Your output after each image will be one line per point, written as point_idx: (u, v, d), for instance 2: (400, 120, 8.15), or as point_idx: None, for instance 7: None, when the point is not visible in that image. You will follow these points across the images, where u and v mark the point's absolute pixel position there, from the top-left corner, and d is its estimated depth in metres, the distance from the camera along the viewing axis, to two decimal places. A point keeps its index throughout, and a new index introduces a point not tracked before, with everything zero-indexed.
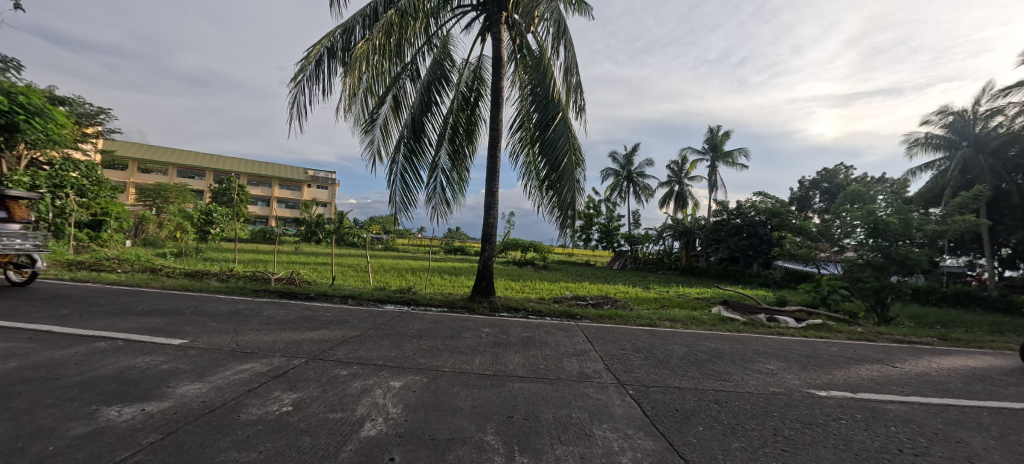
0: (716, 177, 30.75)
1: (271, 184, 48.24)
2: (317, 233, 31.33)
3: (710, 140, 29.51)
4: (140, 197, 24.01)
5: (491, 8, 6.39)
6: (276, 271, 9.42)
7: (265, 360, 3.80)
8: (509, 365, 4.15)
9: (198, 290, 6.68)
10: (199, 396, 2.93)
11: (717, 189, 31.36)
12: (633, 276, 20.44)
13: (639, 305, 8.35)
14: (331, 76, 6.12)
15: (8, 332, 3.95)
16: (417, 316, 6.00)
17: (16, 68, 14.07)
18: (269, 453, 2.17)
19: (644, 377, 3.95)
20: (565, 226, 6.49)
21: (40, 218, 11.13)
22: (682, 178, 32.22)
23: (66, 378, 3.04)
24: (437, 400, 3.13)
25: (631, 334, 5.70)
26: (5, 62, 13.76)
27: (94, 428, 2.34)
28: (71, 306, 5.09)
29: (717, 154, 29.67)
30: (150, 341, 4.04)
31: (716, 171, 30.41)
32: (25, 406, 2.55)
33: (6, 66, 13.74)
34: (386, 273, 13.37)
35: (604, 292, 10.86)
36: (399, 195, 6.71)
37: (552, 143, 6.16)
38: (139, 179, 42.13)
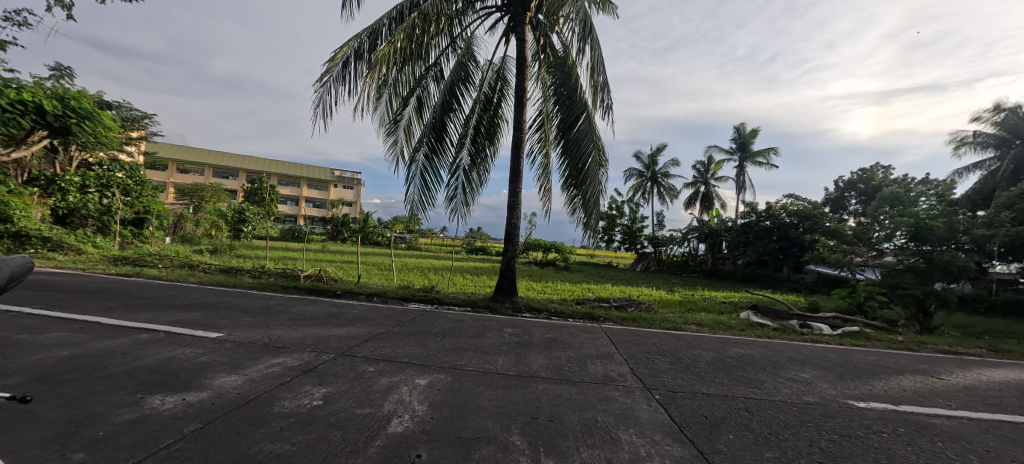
0: (744, 177, 29.80)
1: (299, 184, 49.78)
2: (343, 232, 32.12)
3: (738, 138, 28.71)
4: (180, 197, 25.14)
5: (515, 9, 6.27)
6: (304, 268, 9.67)
7: (295, 354, 3.90)
8: (533, 366, 4.13)
9: (232, 285, 6.94)
10: (235, 387, 3.04)
11: (745, 189, 30.38)
12: (656, 278, 20.02)
13: (663, 308, 8.18)
14: (356, 77, 6.17)
15: (62, 322, 4.21)
16: (440, 315, 6.04)
17: (69, 76, 15.00)
18: (300, 446, 2.23)
19: (670, 382, 3.85)
20: (587, 227, 6.38)
21: (89, 216, 11.87)
22: (707, 179, 31.46)
23: (111, 368, 3.20)
24: (461, 399, 3.15)
25: (655, 338, 5.57)
26: (58, 70, 14.68)
27: (138, 415, 2.45)
28: (116, 299, 5.36)
29: (745, 154, 28.73)
30: (189, 334, 4.23)
31: (744, 171, 29.45)
32: (76, 392, 2.71)
33: (59, 73, 14.66)
34: (409, 272, 13.51)
35: (626, 294, 10.72)
36: (419, 196, 6.76)
37: (575, 143, 6.03)
38: (178, 179, 44.07)
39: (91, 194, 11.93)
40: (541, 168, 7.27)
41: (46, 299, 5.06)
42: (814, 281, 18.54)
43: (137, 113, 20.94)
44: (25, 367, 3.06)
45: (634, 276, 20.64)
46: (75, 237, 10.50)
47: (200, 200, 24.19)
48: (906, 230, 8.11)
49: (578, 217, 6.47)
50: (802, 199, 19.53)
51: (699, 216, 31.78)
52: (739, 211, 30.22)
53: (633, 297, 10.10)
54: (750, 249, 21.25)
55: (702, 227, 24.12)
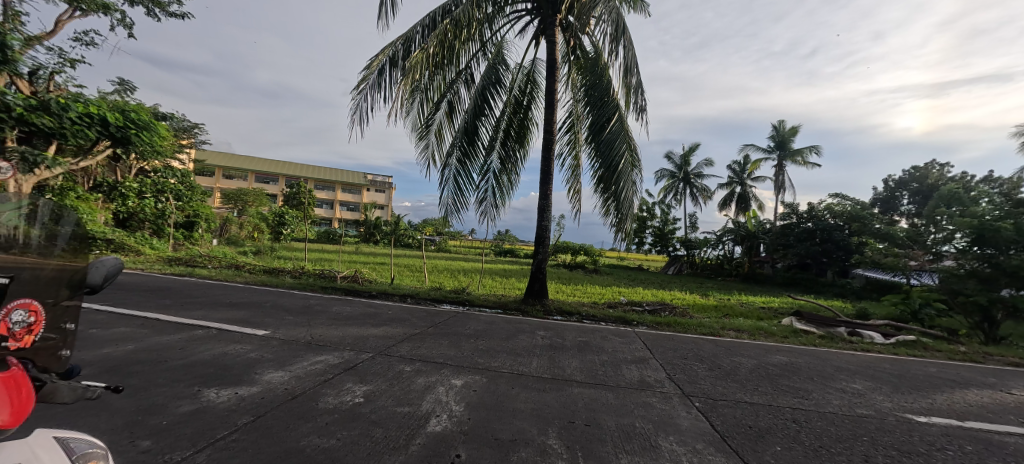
0: (784, 177, 28.55)
1: (334, 188, 51.68)
2: (375, 234, 33.00)
3: (776, 136, 27.61)
4: (227, 201, 26.64)
5: (545, 12, 6.29)
6: (340, 270, 10.01)
7: (336, 353, 4.03)
8: (567, 369, 4.09)
9: (275, 285, 7.28)
10: (282, 383, 3.17)
11: (785, 190, 29.16)
12: (689, 282, 19.44)
13: (698, 313, 7.91)
14: (390, 84, 6.34)
15: (127, 318, 4.54)
16: (472, 316, 6.09)
17: (130, 90, 16.17)
18: (344, 441, 2.31)
19: (710, 389, 3.72)
20: (619, 229, 6.27)
21: (145, 220, 12.81)
22: (744, 179, 30.40)
23: (171, 362, 3.41)
24: (497, 400, 3.15)
25: (692, 343, 5.40)
26: (122, 84, 15.88)
27: (196, 407, 2.60)
28: (172, 297, 5.73)
29: (784, 152, 27.51)
30: (238, 331, 4.46)
31: (783, 171, 28.21)
32: (141, 383, 2.90)
33: (123, 87, 15.86)
34: (440, 273, 13.72)
35: (658, 299, 10.44)
36: (451, 198, 6.86)
37: (607, 144, 5.95)
38: (224, 185, 46.73)
39: (147, 199, 12.81)
40: (571, 170, 7.21)
41: (113, 296, 5.48)
42: (862, 286, 17.46)
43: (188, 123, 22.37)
44: (96, 359, 3.31)
45: (666, 279, 20.11)
46: (134, 240, 11.28)
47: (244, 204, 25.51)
48: (966, 233, 7.60)
49: (611, 218, 6.36)
50: (849, 200, 18.61)
51: (734, 218, 30.63)
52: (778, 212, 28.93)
53: (667, 301, 9.82)
54: (790, 253, 20.25)
55: (737, 229, 23.02)
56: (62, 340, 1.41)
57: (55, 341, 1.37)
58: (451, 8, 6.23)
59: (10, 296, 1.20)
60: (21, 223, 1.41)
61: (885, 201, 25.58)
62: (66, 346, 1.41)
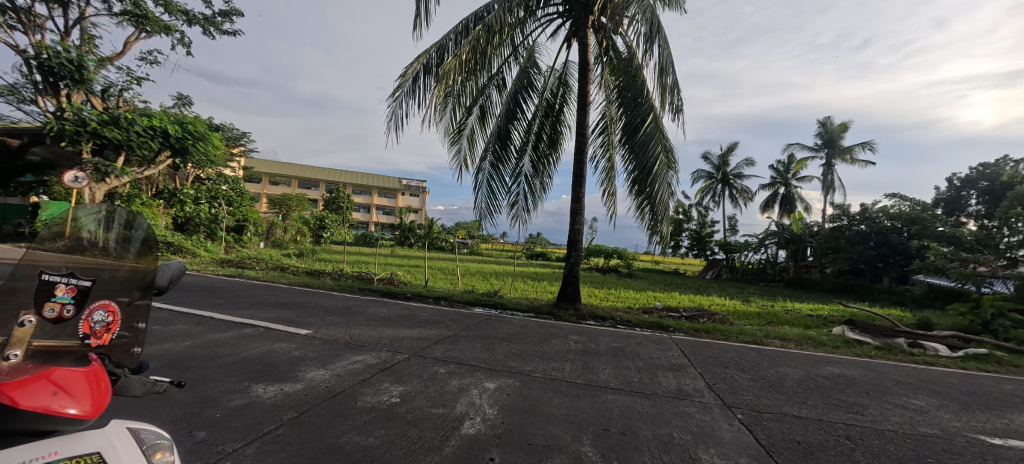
0: (832, 177, 26.94)
1: (371, 193, 53.61)
2: (409, 238, 33.79)
3: (823, 133, 26.14)
4: (274, 206, 28.20)
5: (577, 14, 6.25)
6: (377, 272, 10.34)
7: (373, 353, 4.16)
8: (601, 375, 4.02)
9: (317, 286, 7.62)
10: (323, 381, 3.30)
11: (834, 190, 27.50)
12: (729, 287, 18.65)
13: (739, 320, 7.56)
14: (425, 91, 6.49)
15: (185, 316, 4.90)
16: (505, 319, 6.11)
17: (188, 104, 17.56)
18: (382, 439, 2.39)
19: (753, 401, 3.55)
20: (655, 232, 6.10)
21: (201, 224, 13.70)
22: (788, 179, 28.95)
23: (223, 358, 3.64)
24: (530, 405, 3.14)
25: (733, 352, 5.18)
26: (181, 99, 17.28)
27: (246, 402, 2.77)
28: (224, 297, 6.12)
29: (833, 150, 25.95)
30: (283, 330, 4.70)
31: (832, 170, 26.60)
32: (197, 378, 3.12)
33: (182, 102, 17.22)
34: (472, 276, 13.89)
35: (696, 304, 10.06)
36: (484, 202, 6.93)
37: (642, 145, 5.82)
38: (270, 191, 49.53)
39: (202, 205, 13.75)
40: (604, 172, 7.11)
41: (174, 296, 5.92)
42: (924, 294, 16.07)
43: (238, 133, 23.91)
44: (160, 354, 3.60)
45: (703, 284, 19.36)
46: (192, 243, 12.12)
47: (288, 209, 26.92)
48: None
49: (646, 222, 6.21)
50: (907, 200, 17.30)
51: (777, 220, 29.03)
52: (826, 214, 27.34)
53: (705, 307, 9.44)
54: (842, 257, 19.13)
55: (781, 232, 22.21)
56: (136, 337, 1.51)
57: (129, 339, 1.47)
58: (483, 15, 6.31)
59: (92, 297, 1.30)
60: (98, 228, 1.52)
61: (949, 201, 23.46)
62: (138, 343, 1.51)
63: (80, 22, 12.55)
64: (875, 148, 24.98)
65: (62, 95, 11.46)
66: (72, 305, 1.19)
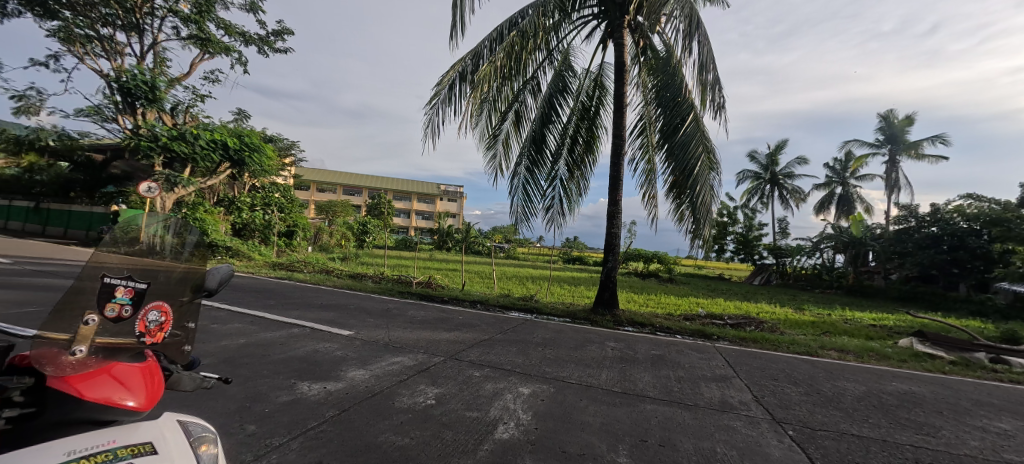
0: (897, 175, 24.87)
1: (410, 199, 55.35)
2: (447, 242, 34.39)
3: (885, 129, 24.24)
4: (321, 212, 29.72)
5: (613, 14, 6.16)
6: (416, 276, 10.61)
7: (411, 355, 4.27)
8: (639, 383, 3.90)
9: (360, 289, 7.94)
10: (363, 381, 3.43)
11: (899, 189, 25.38)
12: (779, 293, 17.62)
13: (790, 329, 7.09)
14: (461, 98, 6.61)
15: (241, 315, 5.26)
16: (540, 324, 6.08)
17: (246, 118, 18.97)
18: (418, 440, 2.47)
19: (806, 417, 3.31)
20: (698, 236, 5.87)
21: (256, 230, 14.65)
22: (845, 178, 27.08)
23: (273, 355, 3.87)
24: (564, 412, 3.09)
25: (784, 363, 4.87)
26: (240, 114, 18.69)
27: (292, 399, 2.95)
28: (275, 298, 6.50)
29: (897, 146, 23.98)
30: (326, 330, 4.91)
31: (896, 167, 24.57)
32: (249, 374, 3.35)
33: (240, 116, 18.62)
34: (508, 280, 13.97)
35: (743, 312, 9.54)
36: (520, 206, 6.96)
37: (681, 146, 5.63)
38: (318, 198, 52.34)
39: (257, 212, 14.71)
40: (643, 175, 6.96)
41: (232, 296, 6.37)
42: (1010, 303, 14.31)
43: (289, 144, 25.45)
44: (217, 350, 3.88)
45: (752, 290, 18.29)
46: (248, 247, 12.97)
47: (333, 215, 28.25)
48: None
49: (687, 225, 6.01)
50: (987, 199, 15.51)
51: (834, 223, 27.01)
52: (891, 215, 25.28)
53: (752, 315, 8.92)
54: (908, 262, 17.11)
55: (839, 236, 20.79)
56: (187, 336, 1.58)
57: (181, 337, 1.54)
58: (517, 20, 6.35)
59: (148, 297, 1.40)
60: (158, 234, 1.62)
61: None
62: (190, 341, 1.58)
63: (154, 46, 13.84)
64: (947, 142, 22.79)
65: (138, 113, 12.78)
66: (129, 306, 1.32)
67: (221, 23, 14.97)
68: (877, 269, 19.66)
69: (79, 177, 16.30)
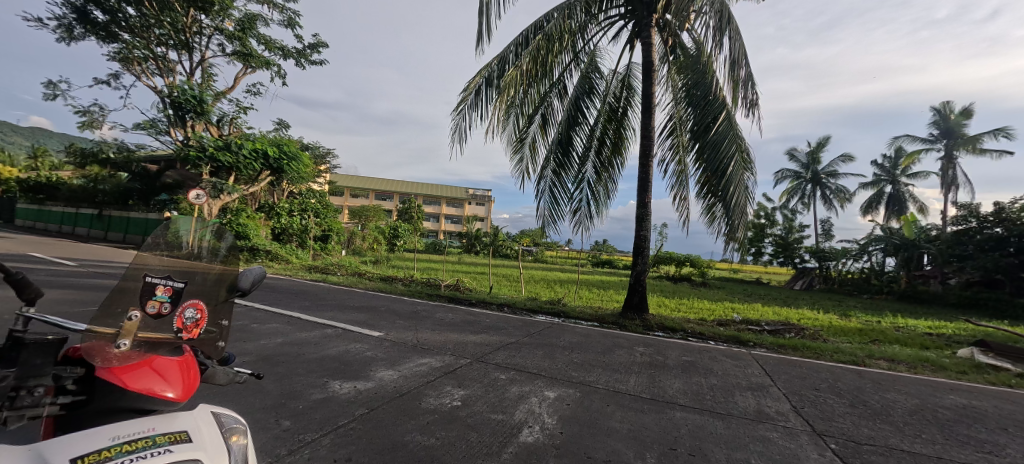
0: (954, 172, 23.12)
1: (439, 203, 56.40)
2: (476, 245, 34.71)
3: (939, 123, 22.64)
4: (355, 217, 30.73)
5: (640, 14, 6.07)
6: (446, 279, 10.77)
7: (438, 356, 4.33)
8: (669, 390, 3.80)
9: (391, 292, 8.15)
10: (391, 380, 3.51)
11: (957, 187, 23.58)
12: (823, 299, 16.71)
13: (835, 337, 6.70)
14: (487, 103, 6.67)
15: (280, 316, 5.52)
16: (568, 328, 6.04)
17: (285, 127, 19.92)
18: (443, 441, 2.54)
19: (851, 430, 3.12)
20: (732, 239, 5.67)
21: (294, 235, 15.32)
22: (896, 176, 25.44)
23: (308, 354, 4.03)
24: (590, 417, 3.06)
25: (827, 372, 4.61)
26: (280, 124, 19.65)
27: (324, 397, 3.08)
28: (311, 300, 6.77)
29: (954, 141, 22.30)
30: (358, 331, 5.07)
31: (954, 164, 22.83)
32: (285, 372, 3.52)
33: (280, 126, 19.55)
34: (537, 284, 13.94)
35: (783, 318, 9.08)
36: (547, 210, 6.95)
37: (713, 146, 5.46)
38: (351, 203, 54.26)
39: (295, 217, 15.38)
40: (674, 176, 6.81)
41: (272, 297, 6.69)
42: None
43: (325, 152, 26.52)
44: (257, 349, 4.09)
45: (794, 296, 17.38)
46: (287, 251, 13.56)
47: (366, 219, 29.17)
48: None
49: (719, 227, 5.82)
50: None
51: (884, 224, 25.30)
52: (949, 215, 23.52)
53: (793, 321, 8.48)
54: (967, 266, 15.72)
55: (888, 239, 19.33)
56: (221, 332, 1.70)
57: (215, 333, 1.66)
58: (543, 24, 6.36)
59: (185, 296, 1.53)
60: (200, 238, 1.77)
61: None
62: (224, 338, 1.70)
63: (202, 63, 14.79)
64: (1012, 135, 20.98)
65: (188, 125, 13.60)
66: (168, 303, 1.43)
67: (262, 38, 15.81)
68: (933, 272, 17.72)
69: (137, 186, 17.60)
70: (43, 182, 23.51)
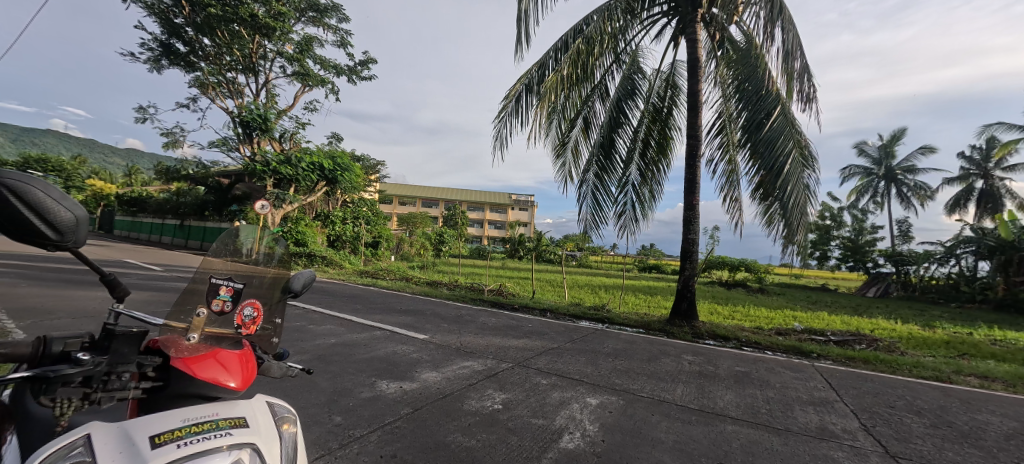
0: None
1: (483, 209, 57.44)
2: (519, 250, 34.84)
3: None
4: (403, 224, 31.99)
5: (683, 10, 5.88)
6: (489, 284, 10.93)
7: (480, 360, 4.41)
8: (720, 402, 3.61)
9: (436, 296, 8.40)
10: (435, 382, 3.62)
11: None
12: (902, 307, 15.15)
13: (915, 349, 6.05)
14: (528, 109, 6.72)
15: (334, 318, 5.87)
16: (612, 334, 5.92)
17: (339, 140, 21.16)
18: (484, 443, 2.59)
19: (932, 453, 2.81)
20: (791, 242, 5.31)
21: (347, 241, 16.19)
22: (989, 169, 22.62)
23: (358, 355, 4.26)
24: (634, 426, 2.98)
25: (904, 389, 4.17)
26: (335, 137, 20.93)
27: (373, 395, 3.24)
28: (362, 303, 7.14)
29: None
30: (403, 334, 5.27)
31: None
32: (338, 371, 3.74)
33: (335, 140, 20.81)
34: (580, 289, 13.78)
35: (853, 328, 8.32)
36: (590, 214, 6.88)
37: (768, 143, 5.16)
38: (399, 211, 56.71)
39: (348, 225, 16.26)
40: (724, 176, 6.52)
41: (328, 301, 7.13)
42: None
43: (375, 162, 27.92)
44: (313, 348, 4.39)
45: (867, 303, 15.89)
46: (340, 257, 14.37)
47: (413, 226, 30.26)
48: None
49: (777, 229, 5.46)
50: None
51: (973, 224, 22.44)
52: None
53: (864, 332, 7.74)
54: None
55: (981, 239, 16.81)
56: (275, 329, 1.84)
57: (270, 330, 1.80)
58: (582, 27, 6.33)
59: (245, 296, 1.68)
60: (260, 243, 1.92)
61: None
62: (278, 334, 1.84)
63: (267, 84, 16.14)
64: None
65: (255, 141, 14.84)
66: (230, 301, 1.59)
67: (318, 59, 16.98)
68: None
69: (211, 198, 19.47)
70: (138, 196, 26.73)
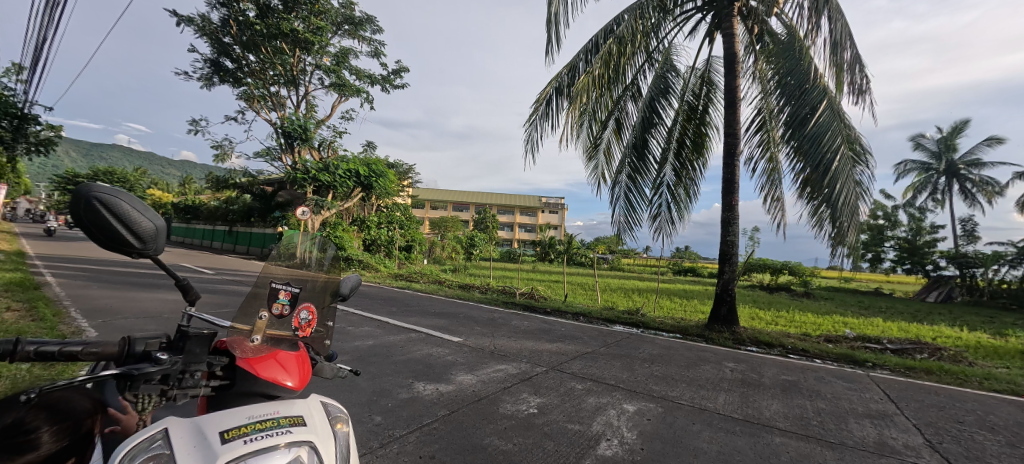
0: None
1: (512, 212, 57.69)
2: (549, 253, 34.67)
3: None
4: (434, 228, 32.65)
5: (719, 4, 5.68)
6: (521, 287, 10.95)
7: (514, 363, 4.42)
8: (766, 412, 3.45)
9: (469, 299, 8.51)
10: (470, 385, 3.67)
11: None
12: (971, 314, 13.90)
13: (987, 360, 5.52)
14: (559, 112, 6.72)
15: (372, 320, 6.08)
16: (648, 339, 5.78)
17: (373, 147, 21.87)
18: (521, 447, 2.59)
19: None
20: (842, 243, 5.01)
21: (382, 245, 16.69)
22: None
23: (395, 356, 4.39)
24: (675, 435, 2.90)
25: (975, 403, 3.81)
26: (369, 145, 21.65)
27: (410, 396, 3.32)
28: (398, 305, 7.33)
29: None
30: (438, 336, 5.37)
31: None
32: (377, 371, 3.86)
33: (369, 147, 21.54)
34: (613, 293, 13.55)
35: (914, 336, 7.69)
36: (623, 215, 6.77)
37: (813, 139, 4.89)
38: (431, 215, 58.00)
39: (382, 230, 16.76)
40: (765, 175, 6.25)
41: (366, 303, 7.39)
42: None
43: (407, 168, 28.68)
44: (353, 349, 4.56)
45: (929, 309, 14.69)
46: (376, 260, 14.85)
47: (444, 229, 30.79)
48: None
49: (826, 230, 5.16)
50: None
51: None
52: None
53: (926, 340, 7.15)
54: None
55: None
56: (327, 332, 1.92)
57: (322, 332, 1.89)
58: (613, 27, 6.25)
59: (300, 299, 1.77)
60: (313, 249, 2.01)
61: None
62: (329, 336, 1.91)
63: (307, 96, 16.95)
64: None
65: (295, 151, 15.60)
66: (288, 305, 1.68)
67: (353, 69, 17.61)
68: None
69: (257, 205, 20.68)
70: (193, 204, 28.84)
